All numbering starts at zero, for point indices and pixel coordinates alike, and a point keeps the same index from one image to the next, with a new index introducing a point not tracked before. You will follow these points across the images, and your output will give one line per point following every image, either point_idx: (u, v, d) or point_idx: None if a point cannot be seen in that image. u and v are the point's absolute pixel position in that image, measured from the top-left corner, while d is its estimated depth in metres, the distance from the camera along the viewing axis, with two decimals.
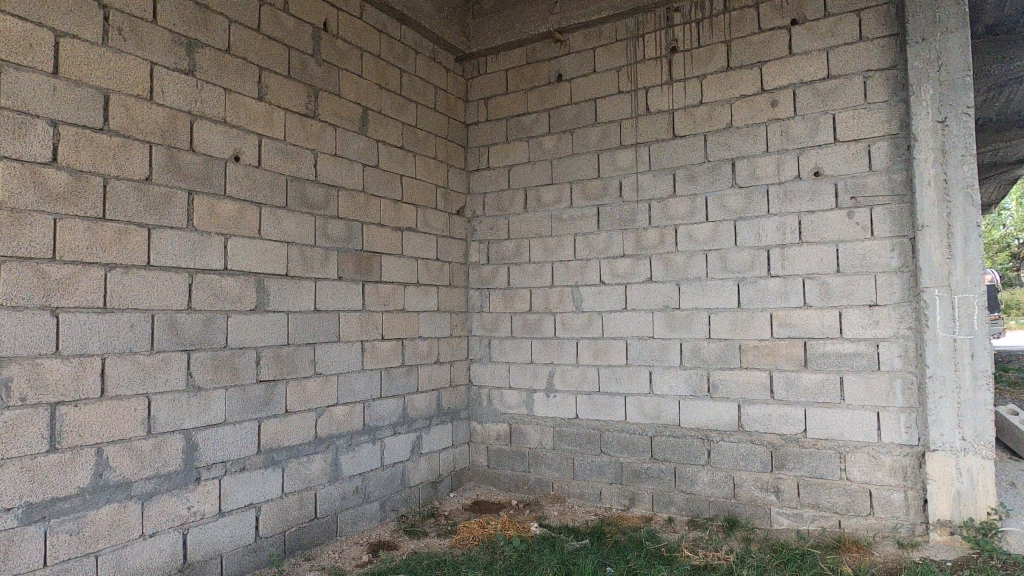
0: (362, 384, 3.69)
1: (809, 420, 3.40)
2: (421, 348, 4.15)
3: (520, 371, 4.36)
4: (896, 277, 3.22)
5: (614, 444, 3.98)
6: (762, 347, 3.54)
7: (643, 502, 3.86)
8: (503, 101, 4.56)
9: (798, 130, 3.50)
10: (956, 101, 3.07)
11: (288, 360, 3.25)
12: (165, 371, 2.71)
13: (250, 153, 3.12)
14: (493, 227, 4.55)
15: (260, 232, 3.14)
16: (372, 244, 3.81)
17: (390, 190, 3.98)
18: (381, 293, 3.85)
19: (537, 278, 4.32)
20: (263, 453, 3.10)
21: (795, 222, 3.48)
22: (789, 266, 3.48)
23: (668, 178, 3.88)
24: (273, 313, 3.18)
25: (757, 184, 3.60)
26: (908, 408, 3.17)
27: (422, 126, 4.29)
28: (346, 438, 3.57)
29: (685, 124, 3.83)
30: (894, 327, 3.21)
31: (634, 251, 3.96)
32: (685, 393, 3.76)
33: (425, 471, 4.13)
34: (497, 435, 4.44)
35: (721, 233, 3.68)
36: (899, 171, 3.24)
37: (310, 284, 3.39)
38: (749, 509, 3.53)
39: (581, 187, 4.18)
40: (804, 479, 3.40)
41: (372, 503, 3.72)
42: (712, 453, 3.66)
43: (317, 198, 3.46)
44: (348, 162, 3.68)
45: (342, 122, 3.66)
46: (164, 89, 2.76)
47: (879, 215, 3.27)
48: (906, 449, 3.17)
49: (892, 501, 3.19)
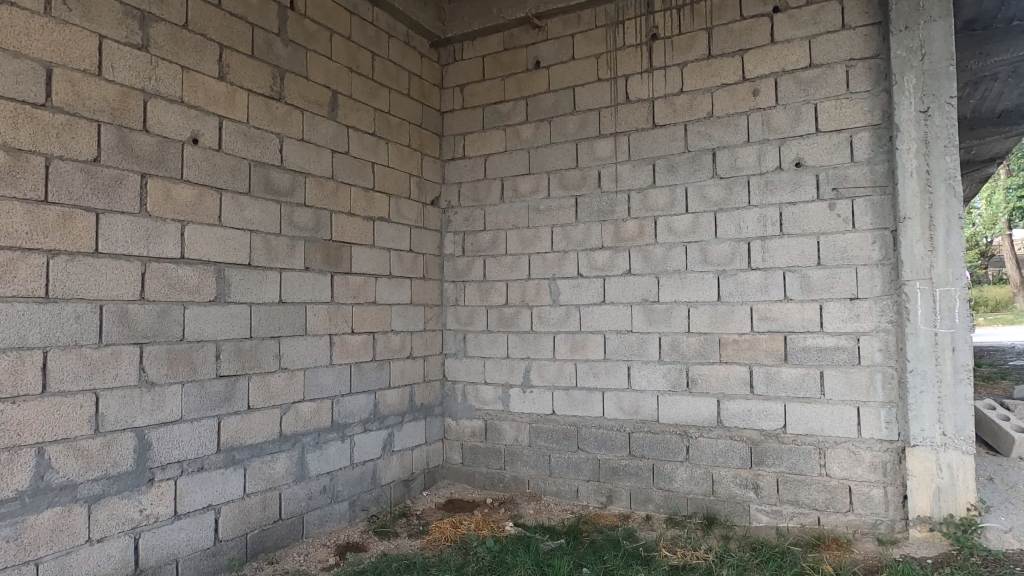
0: (331, 379, 3.54)
1: (789, 415, 3.34)
2: (393, 342, 4.02)
3: (496, 366, 4.25)
4: (877, 270, 3.16)
5: (591, 440, 3.89)
6: (742, 341, 3.47)
7: (621, 499, 3.77)
8: (479, 88, 4.43)
9: (780, 120, 3.43)
10: (939, 92, 3.02)
11: (251, 354, 3.09)
12: (115, 365, 2.54)
13: (210, 135, 2.95)
14: (468, 218, 4.42)
15: (220, 219, 2.97)
16: (342, 235, 3.66)
17: (361, 178, 3.83)
18: (351, 286, 3.71)
19: (513, 271, 4.21)
20: (223, 452, 2.95)
21: (776, 213, 3.41)
22: (770, 259, 3.41)
23: (648, 169, 3.79)
24: (235, 305, 3.02)
25: (738, 175, 3.52)
26: (889, 403, 3.13)
27: (395, 112, 4.14)
28: (313, 435, 3.43)
29: (666, 114, 3.74)
30: (875, 321, 3.16)
31: (613, 243, 3.87)
32: (663, 388, 3.68)
33: (397, 470, 4.00)
34: (472, 432, 4.33)
35: (702, 225, 3.61)
36: (881, 163, 3.18)
37: (275, 275, 3.23)
38: (727, 506, 3.46)
39: (559, 176, 4.07)
40: (783, 475, 3.34)
41: (340, 503, 3.58)
42: (690, 450, 3.58)
43: (282, 185, 3.30)
44: (316, 148, 3.52)
45: (310, 106, 3.50)
46: (114, 64, 2.58)
47: (860, 207, 3.21)
48: (886, 445, 3.13)
49: (872, 497, 3.14)
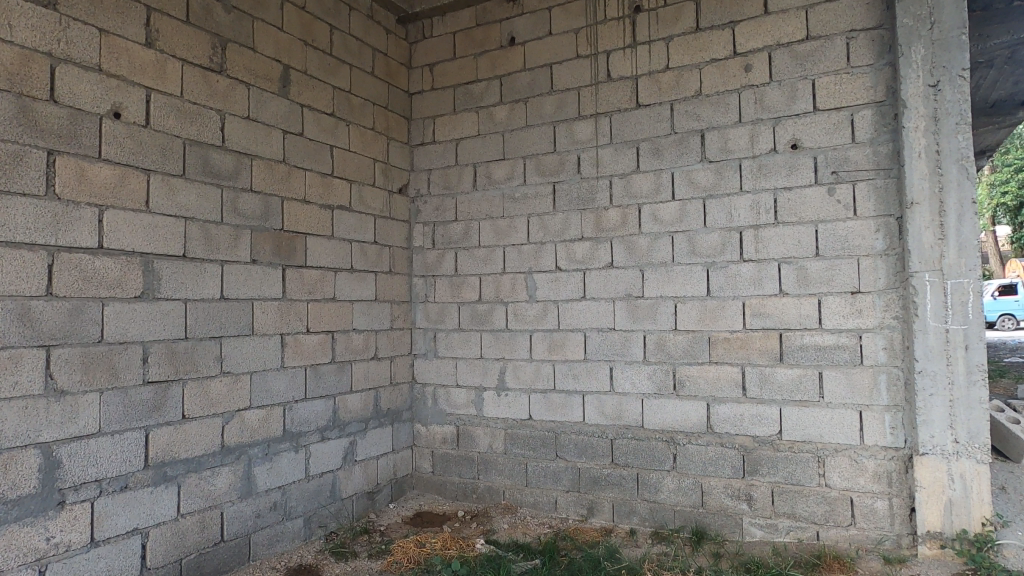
0: (283, 384, 3.21)
1: (784, 421, 3.05)
2: (356, 341, 3.68)
3: (468, 368, 3.93)
4: (881, 261, 2.89)
5: (570, 448, 3.58)
6: (734, 340, 3.18)
7: (603, 512, 3.47)
8: (450, 68, 4.10)
9: (774, 98, 3.14)
10: (949, 63, 2.74)
11: (186, 357, 2.75)
12: (13, 372, 2.19)
13: (135, 109, 2.60)
14: (438, 207, 4.09)
15: (147, 204, 2.62)
16: (296, 225, 3.32)
17: (318, 162, 3.49)
18: (306, 280, 3.37)
19: (487, 264, 3.89)
20: (151, 468, 2.60)
21: (770, 200, 3.12)
22: (763, 250, 3.13)
23: (631, 152, 3.48)
24: (165, 301, 2.67)
25: (729, 158, 3.23)
26: (894, 407, 2.85)
27: (358, 91, 3.80)
28: (262, 446, 3.09)
29: (650, 93, 3.44)
30: (878, 317, 2.89)
31: (594, 234, 3.56)
32: (648, 391, 3.38)
33: (360, 481, 3.67)
34: (443, 439, 4.01)
35: (689, 213, 3.31)
36: (885, 143, 2.90)
37: (215, 268, 2.89)
38: (719, 519, 3.17)
39: (536, 162, 3.76)
40: (779, 485, 3.06)
41: (294, 520, 3.24)
42: (677, 458, 3.29)
43: (224, 168, 2.95)
44: (265, 127, 3.17)
45: (258, 81, 3.15)
46: (13, 22, 2.23)
47: (862, 192, 2.93)
48: (891, 453, 2.85)
49: (875, 510, 2.87)
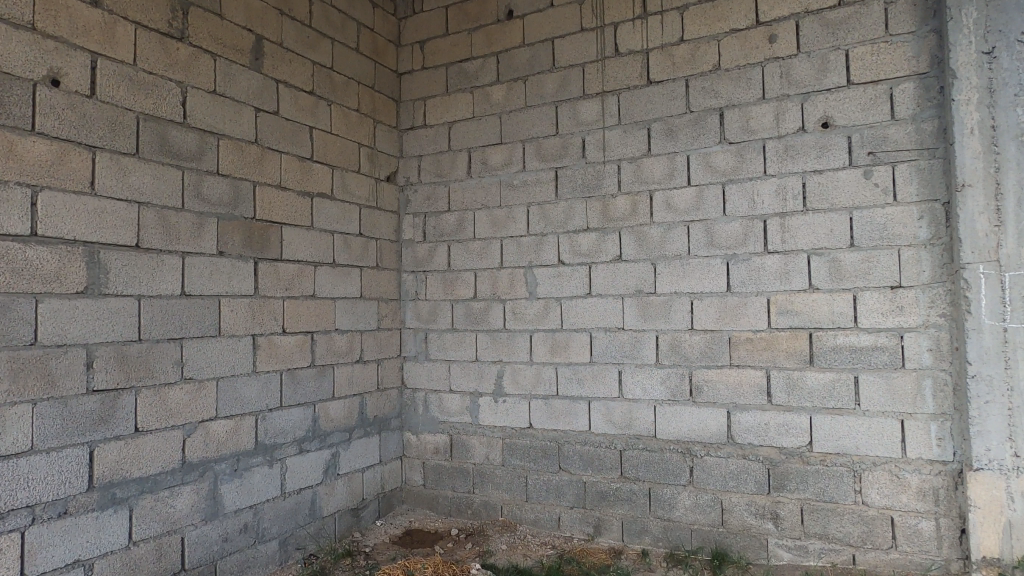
0: (255, 391, 2.87)
1: (815, 430, 2.74)
2: (338, 343, 3.35)
3: (463, 372, 3.60)
4: (925, 251, 2.57)
5: (575, 459, 3.26)
6: (758, 340, 2.86)
7: (611, 531, 3.15)
8: (442, 45, 3.77)
9: (802, 71, 2.82)
10: (1006, 27, 2.43)
11: (141, 362, 2.41)
12: None
13: (78, 77, 2.26)
14: (430, 197, 3.76)
15: (93, 187, 2.28)
16: (270, 214, 2.98)
17: (295, 145, 3.15)
18: (282, 275, 3.03)
19: (482, 259, 3.56)
20: (97, 490, 2.26)
21: (798, 184, 2.81)
22: (790, 240, 2.81)
23: (642, 134, 3.16)
24: (114, 298, 2.33)
25: (752, 138, 2.91)
26: (941, 416, 2.54)
27: (341, 68, 3.46)
28: (231, 461, 2.75)
29: (663, 68, 3.11)
30: (922, 315, 2.57)
31: (600, 224, 3.24)
32: (661, 397, 3.06)
33: (342, 496, 3.34)
34: (435, 448, 3.68)
35: (707, 199, 2.99)
36: (929, 119, 2.59)
37: (175, 260, 2.55)
38: (741, 540, 2.86)
39: (536, 146, 3.43)
40: (809, 503, 2.75)
41: (268, 543, 2.90)
42: (694, 471, 2.97)
43: (186, 147, 2.61)
44: (234, 104, 2.83)
45: (226, 51, 2.81)
46: None
47: (903, 175, 2.62)
48: (938, 467, 2.54)
49: (920, 531, 2.56)
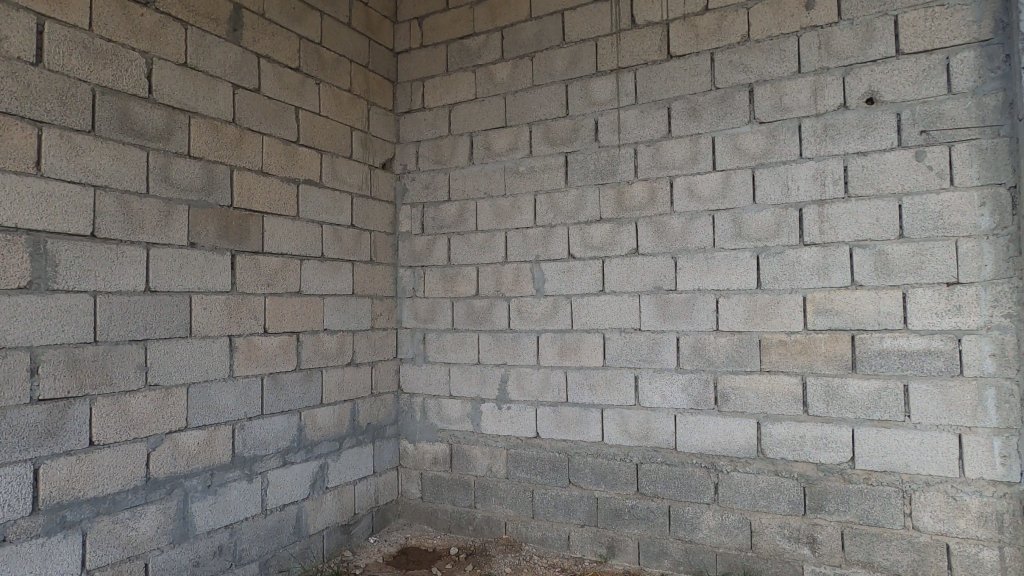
0: (232, 398, 2.58)
1: (858, 445, 2.43)
2: (328, 344, 3.06)
3: (463, 376, 3.31)
4: (987, 243, 2.26)
5: (586, 473, 2.96)
6: (792, 344, 2.55)
7: (625, 552, 2.85)
8: (442, 20, 3.47)
9: (844, 40, 2.50)
10: None
11: (97, 368, 2.13)
12: None
13: (23, 42, 1.98)
14: (429, 185, 3.47)
15: (38, 168, 2.00)
16: (250, 202, 2.69)
17: (279, 126, 2.86)
18: (264, 270, 2.74)
19: (485, 253, 3.26)
20: (43, 513, 1.99)
21: (839, 168, 2.50)
22: (830, 231, 2.50)
23: (661, 114, 2.85)
24: (64, 294, 2.05)
25: (786, 117, 2.59)
26: (1006, 430, 2.23)
27: (331, 44, 3.17)
28: (204, 476, 2.47)
29: (685, 41, 2.81)
30: (984, 315, 2.26)
31: (614, 214, 2.94)
32: (683, 405, 2.75)
33: (332, 511, 3.06)
34: (433, 459, 3.39)
35: (734, 186, 2.68)
36: (992, 93, 2.27)
37: (138, 252, 2.27)
38: (773, 566, 2.56)
39: (544, 128, 3.13)
40: (850, 526, 2.44)
41: (247, 565, 2.63)
42: (720, 488, 2.67)
43: (151, 126, 2.33)
44: (208, 79, 2.54)
45: (199, 21, 2.52)
46: None
47: (962, 157, 2.30)
48: (1002, 488, 2.23)
49: (981, 562, 2.25)
